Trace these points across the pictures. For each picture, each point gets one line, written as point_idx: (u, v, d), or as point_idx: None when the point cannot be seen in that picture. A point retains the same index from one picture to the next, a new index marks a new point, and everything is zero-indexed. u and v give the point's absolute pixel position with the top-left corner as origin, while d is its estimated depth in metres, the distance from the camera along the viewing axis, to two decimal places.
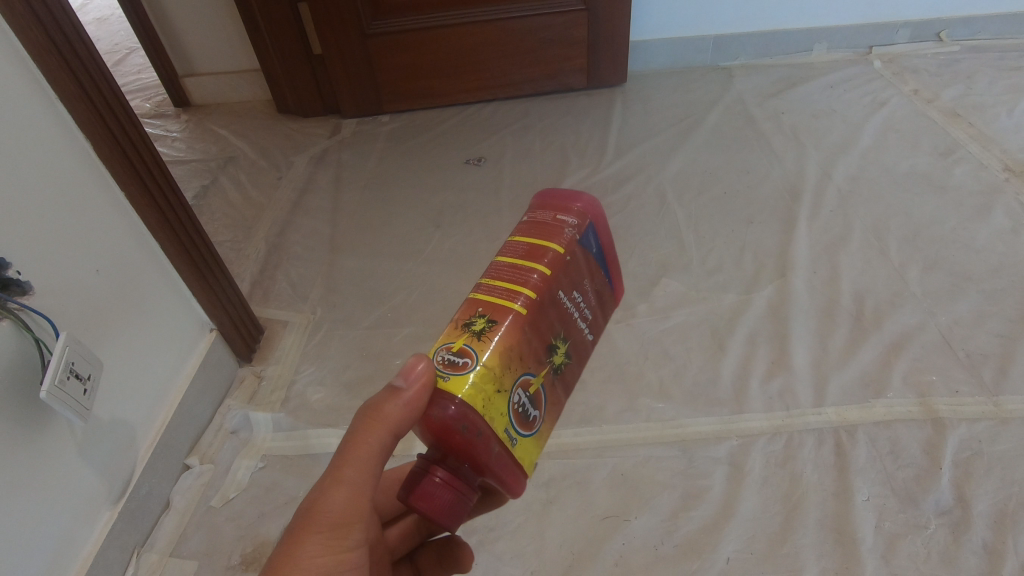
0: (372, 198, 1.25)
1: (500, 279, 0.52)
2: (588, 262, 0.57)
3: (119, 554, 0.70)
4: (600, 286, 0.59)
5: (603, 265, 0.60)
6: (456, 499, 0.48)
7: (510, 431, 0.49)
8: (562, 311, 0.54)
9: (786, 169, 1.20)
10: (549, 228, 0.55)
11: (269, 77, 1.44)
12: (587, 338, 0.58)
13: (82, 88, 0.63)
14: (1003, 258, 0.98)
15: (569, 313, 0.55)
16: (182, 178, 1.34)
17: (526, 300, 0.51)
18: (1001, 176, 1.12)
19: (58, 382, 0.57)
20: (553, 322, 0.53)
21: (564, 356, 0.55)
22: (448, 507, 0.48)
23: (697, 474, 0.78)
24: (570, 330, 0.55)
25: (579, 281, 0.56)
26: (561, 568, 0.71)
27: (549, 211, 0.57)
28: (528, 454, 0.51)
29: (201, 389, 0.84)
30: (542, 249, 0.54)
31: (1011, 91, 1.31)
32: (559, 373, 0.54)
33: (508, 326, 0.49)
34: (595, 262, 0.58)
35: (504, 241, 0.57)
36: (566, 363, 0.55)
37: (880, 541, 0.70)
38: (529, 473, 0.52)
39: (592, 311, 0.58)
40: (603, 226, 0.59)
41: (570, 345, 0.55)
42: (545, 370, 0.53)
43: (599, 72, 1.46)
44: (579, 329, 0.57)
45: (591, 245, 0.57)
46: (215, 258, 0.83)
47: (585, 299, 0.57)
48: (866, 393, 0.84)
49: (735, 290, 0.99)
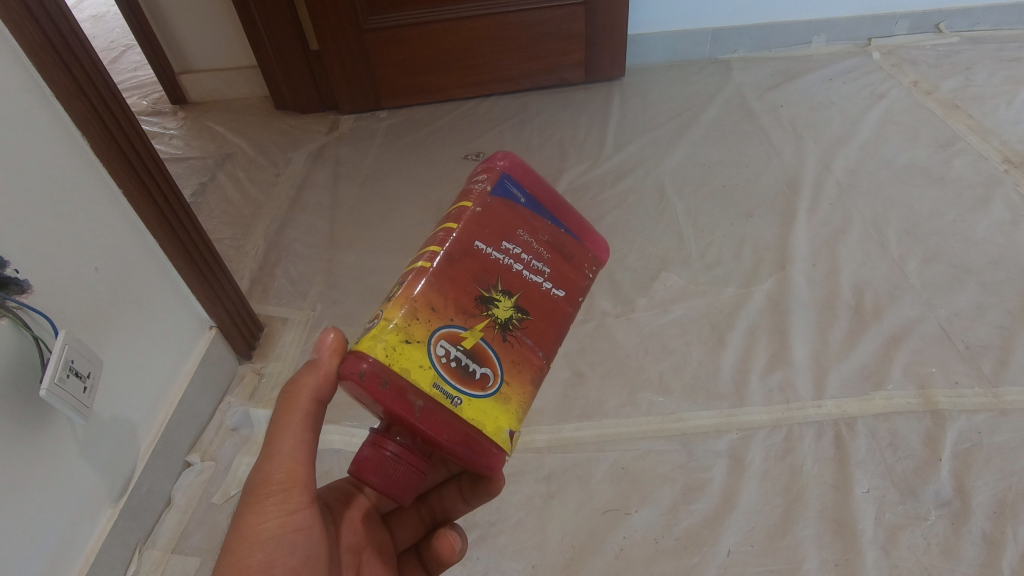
0: (371, 194, 1.25)
1: (424, 246, 0.51)
2: (515, 211, 0.52)
3: (121, 552, 0.71)
4: (549, 236, 0.54)
5: (547, 214, 0.54)
6: (409, 471, 0.48)
7: (442, 387, 0.46)
8: (490, 263, 0.50)
9: (785, 161, 1.20)
10: (469, 191, 0.52)
11: (266, 73, 1.44)
12: (547, 291, 0.52)
13: (77, 86, 0.63)
14: (1003, 250, 0.98)
15: (502, 265, 0.50)
16: (180, 175, 1.34)
17: (437, 256, 0.48)
18: (1000, 168, 1.12)
19: (58, 380, 0.57)
20: (480, 275, 0.49)
21: (510, 309, 0.50)
22: (399, 477, 0.48)
23: (697, 467, 0.78)
24: (512, 283, 0.50)
25: (508, 231, 0.51)
26: (562, 562, 0.72)
27: (472, 176, 0.55)
28: (480, 414, 0.47)
29: (201, 386, 0.84)
30: (456, 211, 0.51)
31: (1010, 83, 1.31)
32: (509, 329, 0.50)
33: (415, 282, 0.47)
34: (530, 211, 0.53)
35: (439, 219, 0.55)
36: (518, 318, 0.50)
37: (880, 532, 0.71)
38: (495, 437, 0.47)
39: (546, 262, 0.53)
40: (530, 174, 0.54)
41: (517, 298, 0.50)
42: (484, 323, 0.48)
43: (597, 66, 1.45)
44: (527, 281, 0.51)
45: (517, 194, 0.53)
46: (214, 255, 0.83)
47: (527, 250, 0.52)
48: (866, 385, 0.84)
49: (735, 284, 0.99)
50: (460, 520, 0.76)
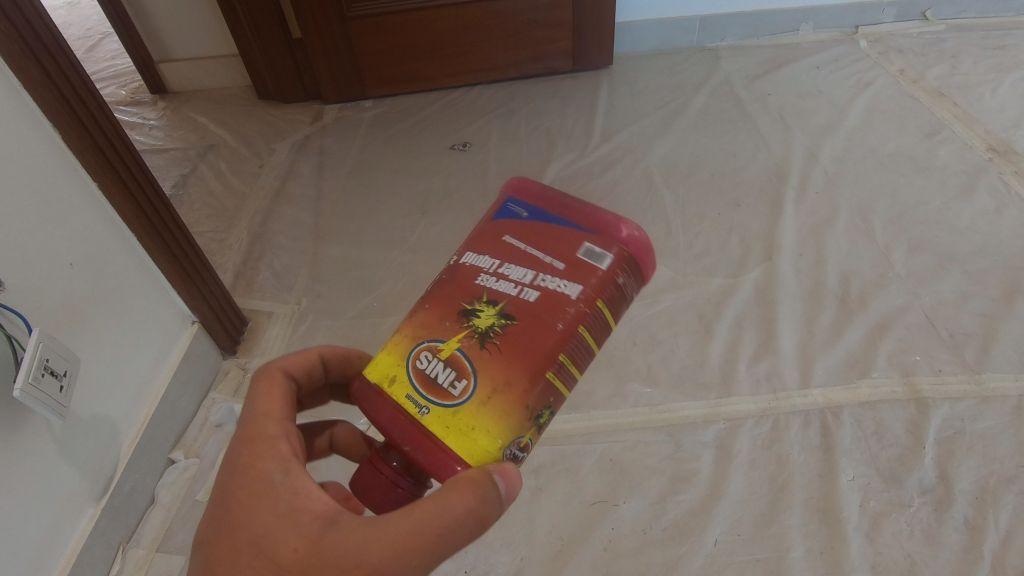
0: (356, 185, 1.23)
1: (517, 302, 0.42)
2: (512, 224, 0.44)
3: (104, 551, 0.70)
4: (497, 217, 0.45)
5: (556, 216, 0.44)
6: (404, 497, 0.43)
7: (413, 396, 0.39)
8: (515, 254, 0.43)
9: (773, 150, 1.20)
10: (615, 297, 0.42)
11: (248, 63, 1.41)
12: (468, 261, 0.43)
13: (46, 75, 0.61)
14: (986, 238, 0.99)
15: (502, 259, 0.42)
16: (161, 167, 1.31)
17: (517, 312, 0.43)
18: (985, 156, 1.13)
19: (33, 380, 0.55)
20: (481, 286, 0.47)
21: (492, 316, 0.40)
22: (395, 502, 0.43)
23: (685, 458, 0.78)
24: (484, 250, 0.43)
25: (499, 242, 0.44)
26: (550, 555, 0.72)
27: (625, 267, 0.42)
28: None
29: (185, 382, 0.82)
30: (603, 316, 0.41)
31: (995, 70, 1.31)
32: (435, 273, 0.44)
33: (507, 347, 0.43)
34: (499, 211, 0.46)
35: (580, 295, 0.40)
36: (501, 323, 0.39)
37: (865, 519, 0.72)
38: None
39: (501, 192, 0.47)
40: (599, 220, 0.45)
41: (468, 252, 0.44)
42: (461, 332, 0.40)
43: (585, 54, 1.44)
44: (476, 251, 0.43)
45: (576, 232, 0.43)
46: (195, 249, 0.81)
47: (501, 230, 0.44)
48: (851, 374, 0.84)
49: (722, 274, 0.99)
50: None
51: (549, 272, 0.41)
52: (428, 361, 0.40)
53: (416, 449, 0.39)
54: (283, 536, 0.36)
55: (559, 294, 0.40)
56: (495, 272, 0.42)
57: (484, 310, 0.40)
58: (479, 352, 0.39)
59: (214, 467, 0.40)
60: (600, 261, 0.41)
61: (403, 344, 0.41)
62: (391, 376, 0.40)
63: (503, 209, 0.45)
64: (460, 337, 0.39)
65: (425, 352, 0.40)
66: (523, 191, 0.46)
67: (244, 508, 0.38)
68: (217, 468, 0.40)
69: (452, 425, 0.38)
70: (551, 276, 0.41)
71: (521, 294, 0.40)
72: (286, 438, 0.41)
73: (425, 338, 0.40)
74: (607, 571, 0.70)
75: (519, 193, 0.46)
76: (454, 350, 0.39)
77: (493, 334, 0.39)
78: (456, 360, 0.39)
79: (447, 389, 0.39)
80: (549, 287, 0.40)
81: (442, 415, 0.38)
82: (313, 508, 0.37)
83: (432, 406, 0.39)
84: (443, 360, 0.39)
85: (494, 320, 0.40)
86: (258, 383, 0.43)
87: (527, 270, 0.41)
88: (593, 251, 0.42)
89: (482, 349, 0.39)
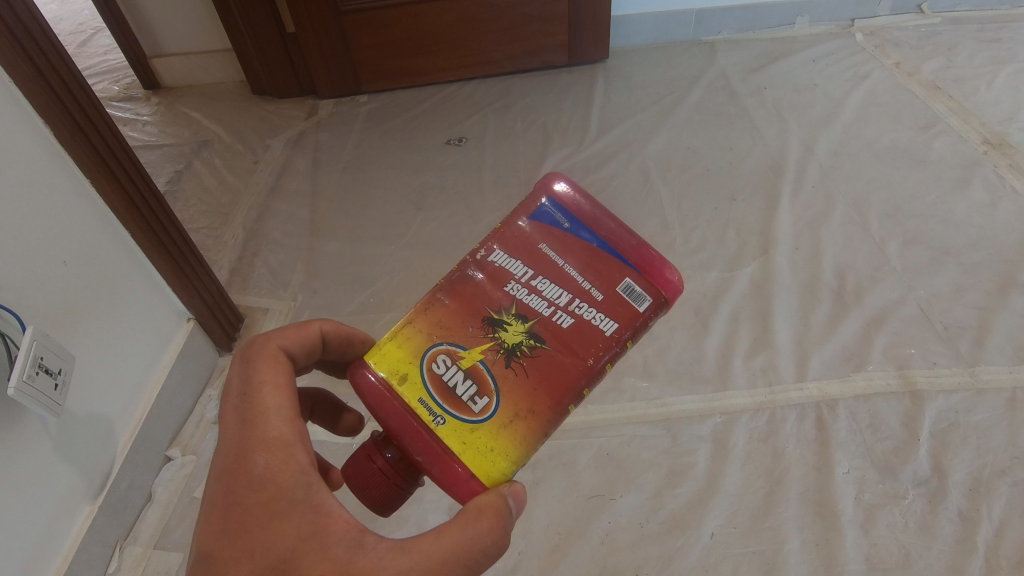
0: (352, 181, 1.23)
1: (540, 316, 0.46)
2: (552, 232, 0.48)
3: (101, 549, 0.70)
4: (535, 219, 0.48)
5: (598, 238, 0.48)
6: (393, 491, 0.45)
7: (427, 402, 0.42)
8: (553, 270, 0.47)
9: (769, 144, 1.20)
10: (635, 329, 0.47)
11: (242, 58, 1.40)
12: (500, 262, 0.47)
13: (37, 72, 0.60)
14: (981, 231, 0.99)
15: (537, 272, 0.47)
16: (155, 163, 1.30)
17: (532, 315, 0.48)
18: (980, 149, 1.13)
19: (27, 378, 0.55)
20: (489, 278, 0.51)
21: (521, 334, 0.44)
22: (384, 495, 0.45)
23: (682, 452, 0.79)
24: (520, 256, 0.47)
25: (535, 251, 0.47)
26: (548, 548, 0.72)
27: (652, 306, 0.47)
28: None
29: (181, 379, 0.82)
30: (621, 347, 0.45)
31: (990, 63, 1.31)
32: (462, 264, 0.47)
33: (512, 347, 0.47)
34: (538, 212, 0.48)
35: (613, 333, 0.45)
36: (529, 345, 0.44)
37: (860, 512, 0.72)
38: None
39: (544, 189, 0.49)
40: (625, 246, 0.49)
41: (499, 249, 0.47)
42: (486, 345, 0.44)
43: (581, 48, 1.43)
44: (511, 255, 0.47)
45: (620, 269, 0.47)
46: (190, 245, 0.81)
47: (539, 237, 0.48)
48: (846, 367, 0.85)
49: (719, 268, 0.99)
50: (447, 510, 0.76)
51: (587, 301, 0.46)
52: (447, 368, 0.43)
53: (433, 461, 0.42)
54: (307, 556, 0.37)
55: (593, 329, 0.45)
56: (527, 285, 0.46)
57: (511, 324, 0.45)
58: (505, 369, 0.43)
59: (223, 471, 0.40)
60: (639, 301, 0.46)
61: (420, 343, 0.44)
62: (403, 373, 0.43)
63: (543, 213, 0.48)
64: (483, 348, 0.44)
65: (443, 356, 0.44)
66: (567, 194, 0.49)
67: (263, 523, 0.38)
68: (227, 473, 0.40)
69: (471, 441, 0.41)
70: (588, 305, 0.46)
71: (554, 317, 0.45)
72: (301, 445, 0.41)
73: (446, 341, 0.44)
74: (604, 564, 0.71)
75: (563, 196, 0.49)
76: (477, 362, 0.43)
77: (521, 354, 0.44)
78: (478, 374, 0.43)
79: (468, 402, 0.42)
80: (583, 318, 0.45)
81: (459, 427, 0.42)
82: (335, 528, 0.38)
83: (450, 416, 0.42)
84: (464, 370, 0.43)
85: (522, 338, 0.44)
86: (264, 378, 0.43)
87: (562, 290, 0.46)
88: (632, 290, 0.46)
89: (506, 368, 0.43)
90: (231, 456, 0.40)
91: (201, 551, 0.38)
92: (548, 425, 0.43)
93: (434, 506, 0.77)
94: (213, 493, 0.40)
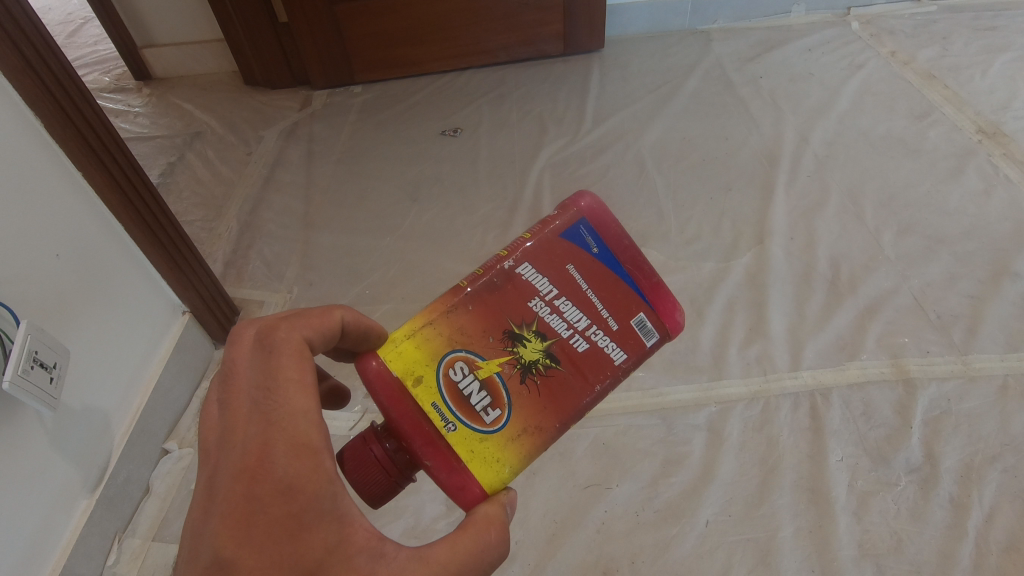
0: (347, 172, 1.22)
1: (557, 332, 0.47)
2: (581, 254, 0.49)
3: (100, 541, 0.70)
4: (567, 237, 0.48)
5: (620, 268, 0.49)
6: (386, 482, 0.46)
7: (441, 407, 0.44)
8: (576, 292, 0.48)
9: (765, 134, 1.20)
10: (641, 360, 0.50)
11: (235, 48, 1.39)
12: (527, 276, 0.48)
13: (26, 63, 0.59)
14: (975, 221, 1.00)
15: (561, 291, 0.48)
16: (147, 155, 1.29)
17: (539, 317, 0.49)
18: (974, 138, 1.13)
19: (22, 372, 0.55)
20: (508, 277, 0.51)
21: (538, 352, 0.46)
22: (378, 486, 0.46)
23: (677, 441, 0.79)
24: (547, 272, 0.48)
25: (562, 271, 0.48)
26: (544, 537, 0.73)
27: (659, 342, 0.50)
28: None
29: (177, 372, 0.82)
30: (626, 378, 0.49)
31: (985, 52, 1.31)
32: (488, 270, 0.48)
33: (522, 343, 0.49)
34: (570, 230, 0.49)
35: (623, 366, 0.48)
36: (545, 364, 0.46)
37: (853, 498, 0.73)
38: None
39: (577, 208, 0.49)
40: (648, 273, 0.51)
41: (528, 262, 0.48)
42: (504, 357, 0.46)
43: (576, 37, 1.42)
44: (539, 270, 0.48)
45: (638, 302, 0.49)
46: (184, 238, 0.80)
47: (567, 256, 0.48)
48: (841, 356, 0.85)
49: (714, 258, 0.99)
50: (444, 500, 0.77)
51: (603, 329, 0.48)
52: (465, 376, 0.45)
53: (442, 465, 0.44)
54: (334, 566, 0.38)
55: (606, 357, 0.47)
56: (551, 303, 0.47)
57: (531, 340, 0.46)
58: (519, 385, 0.45)
59: (244, 473, 0.39)
60: (649, 336, 0.49)
61: (440, 347, 0.45)
62: (418, 376, 0.44)
63: (575, 231, 0.49)
64: (501, 361, 0.46)
65: (461, 363, 0.45)
66: (598, 214, 0.49)
67: (289, 532, 0.38)
68: (250, 476, 0.39)
69: (480, 450, 0.44)
70: (604, 333, 0.48)
71: (573, 340, 0.47)
72: (328, 454, 0.41)
73: (464, 348, 0.46)
74: (601, 552, 0.71)
75: (595, 214, 0.49)
76: (493, 374, 0.45)
77: (538, 372, 0.46)
78: (494, 387, 0.45)
79: (481, 413, 0.44)
80: (598, 344, 0.47)
81: (470, 435, 0.44)
82: (357, 539, 0.40)
83: (462, 423, 0.44)
84: (480, 380, 0.45)
85: (540, 355, 0.46)
86: (290, 376, 0.42)
87: (583, 314, 0.48)
88: (644, 324, 0.49)
89: (521, 384, 0.46)
90: (255, 458, 0.39)
91: (218, 556, 0.37)
92: (552, 442, 0.46)
93: (431, 496, 0.77)
94: (231, 495, 0.39)
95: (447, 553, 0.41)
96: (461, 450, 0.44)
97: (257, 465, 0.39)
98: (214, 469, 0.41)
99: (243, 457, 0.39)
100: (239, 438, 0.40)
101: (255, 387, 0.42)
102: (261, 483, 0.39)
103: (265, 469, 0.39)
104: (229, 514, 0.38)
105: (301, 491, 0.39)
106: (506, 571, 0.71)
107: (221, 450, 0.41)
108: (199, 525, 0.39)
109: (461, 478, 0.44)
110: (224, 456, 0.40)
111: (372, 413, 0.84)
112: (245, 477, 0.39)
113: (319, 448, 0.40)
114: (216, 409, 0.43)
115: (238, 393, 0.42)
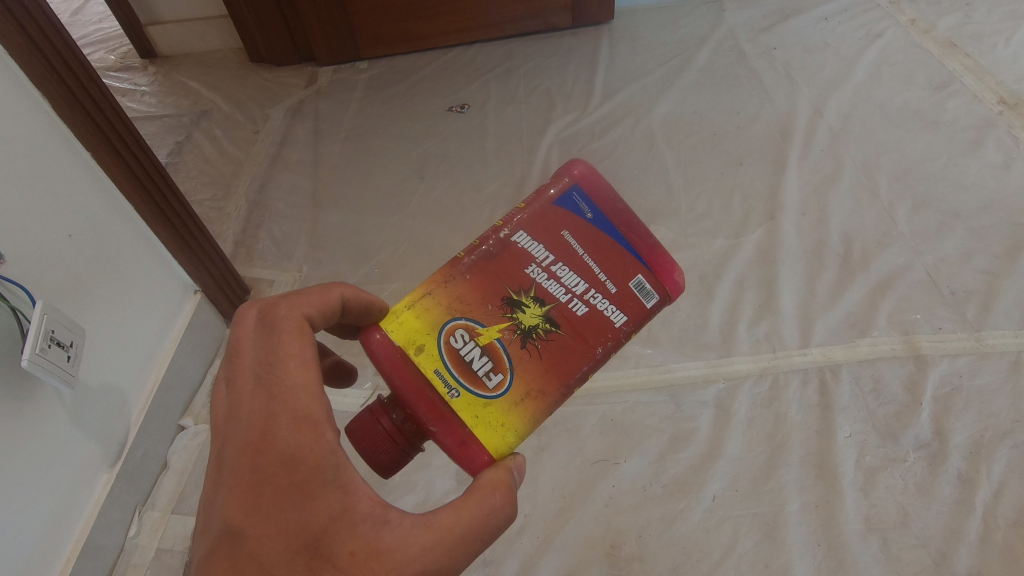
0: (353, 150, 1.21)
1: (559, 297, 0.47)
2: (574, 219, 0.49)
3: (121, 514, 0.73)
4: (560, 204, 0.49)
5: (615, 232, 0.49)
6: (398, 453, 0.46)
7: (443, 374, 0.44)
8: (572, 256, 0.48)
9: (778, 107, 1.17)
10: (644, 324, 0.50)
11: (237, 23, 1.36)
12: (522, 243, 0.48)
13: (32, 43, 0.59)
14: (992, 194, 0.98)
15: (557, 257, 0.48)
16: (155, 135, 1.29)
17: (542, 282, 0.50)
18: (994, 109, 1.10)
19: (40, 351, 0.56)
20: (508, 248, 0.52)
21: (537, 317, 0.47)
22: (389, 458, 0.46)
23: (684, 417, 0.80)
24: (542, 239, 0.48)
25: (557, 237, 0.48)
26: (553, 511, 0.74)
27: (660, 305, 0.50)
28: None
29: (190, 350, 0.83)
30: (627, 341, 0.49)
31: (1009, 19, 1.27)
32: (484, 240, 0.48)
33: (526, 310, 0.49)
34: (564, 198, 0.49)
35: (623, 328, 0.48)
36: (545, 329, 0.46)
37: (860, 474, 0.73)
38: None
39: (568, 176, 0.50)
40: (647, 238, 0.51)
41: (522, 230, 0.48)
42: (504, 324, 0.46)
43: (585, 8, 1.38)
44: (534, 237, 0.48)
45: (637, 267, 0.49)
46: (192, 216, 0.81)
47: (562, 223, 0.49)
48: (851, 333, 0.85)
49: (724, 235, 0.98)
50: (454, 475, 0.78)
51: (601, 292, 0.48)
52: (466, 342, 0.45)
53: (448, 432, 0.44)
54: (340, 533, 0.39)
55: (605, 320, 0.47)
56: (548, 268, 0.48)
57: (529, 305, 0.47)
58: (520, 350, 0.46)
59: (249, 446, 0.40)
60: (648, 298, 0.49)
61: (440, 315, 0.46)
62: (419, 344, 0.45)
63: (567, 198, 0.49)
64: (501, 327, 0.46)
65: (461, 330, 0.45)
66: (590, 180, 0.50)
67: (295, 501, 0.39)
68: (253, 450, 0.40)
69: (484, 415, 0.44)
70: (603, 296, 0.48)
71: (571, 304, 0.47)
72: (330, 425, 0.41)
73: (463, 315, 0.46)
74: (608, 526, 0.73)
75: (586, 181, 0.50)
76: (494, 340, 0.46)
77: (538, 336, 0.46)
78: (495, 353, 0.45)
79: (483, 378, 0.45)
80: (598, 308, 0.47)
81: (474, 401, 0.44)
82: (361, 507, 0.40)
83: (465, 389, 0.44)
84: (482, 347, 0.45)
85: (540, 320, 0.46)
86: (290, 352, 0.43)
87: (580, 278, 0.48)
88: (643, 286, 0.49)
89: (522, 349, 0.46)
90: (258, 431, 0.41)
91: (226, 526, 0.39)
92: (555, 406, 0.46)
93: (441, 472, 0.78)
94: (237, 468, 0.40)
95: (452, 519, 0.41)
96: (466, 416, 0.44)
97: (261, 438, 0.40)
98: (222, 444, 0.42)
99: (248, 430, 0.41)
100: (244, 413, 0.42)
101: (256, 365, 0.43)
102: (264, 455, 0.40)
103: (268, 442, 0.40)
104: (237, 486, 0.39)
105: (303, 461, 0.40)
106: (515, 544, 0.72)
107: (226, 426, 0.42)
108: (209, 498, 0.40)
109: (467, 445, 0.44)
110: (230, 431, 0.41)
111: (382, 390, 0.85)
112: (250, 450, 0.40)
113: (320, 420, 0.41)
114: (221, 387, 0.44)
115: (241, 371, 0.43)
